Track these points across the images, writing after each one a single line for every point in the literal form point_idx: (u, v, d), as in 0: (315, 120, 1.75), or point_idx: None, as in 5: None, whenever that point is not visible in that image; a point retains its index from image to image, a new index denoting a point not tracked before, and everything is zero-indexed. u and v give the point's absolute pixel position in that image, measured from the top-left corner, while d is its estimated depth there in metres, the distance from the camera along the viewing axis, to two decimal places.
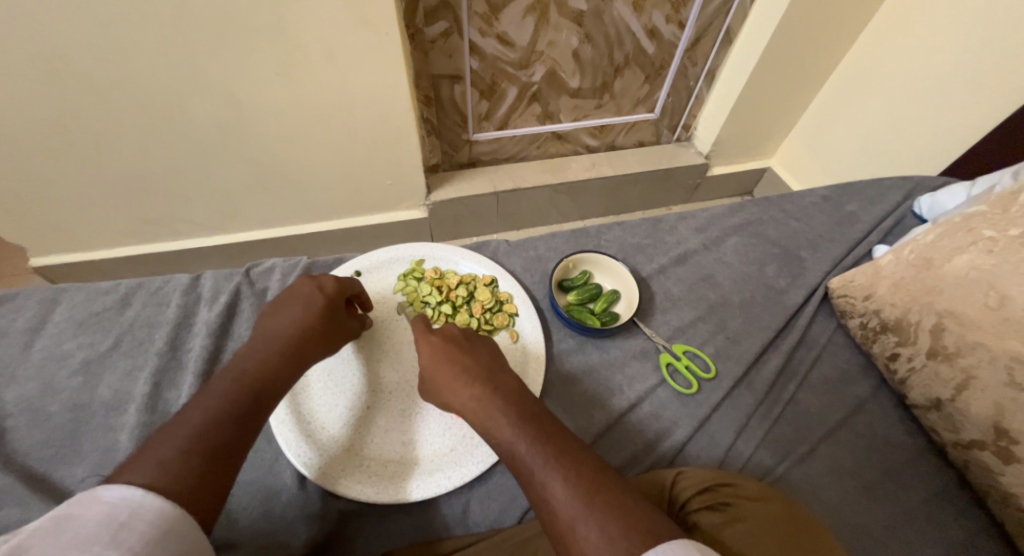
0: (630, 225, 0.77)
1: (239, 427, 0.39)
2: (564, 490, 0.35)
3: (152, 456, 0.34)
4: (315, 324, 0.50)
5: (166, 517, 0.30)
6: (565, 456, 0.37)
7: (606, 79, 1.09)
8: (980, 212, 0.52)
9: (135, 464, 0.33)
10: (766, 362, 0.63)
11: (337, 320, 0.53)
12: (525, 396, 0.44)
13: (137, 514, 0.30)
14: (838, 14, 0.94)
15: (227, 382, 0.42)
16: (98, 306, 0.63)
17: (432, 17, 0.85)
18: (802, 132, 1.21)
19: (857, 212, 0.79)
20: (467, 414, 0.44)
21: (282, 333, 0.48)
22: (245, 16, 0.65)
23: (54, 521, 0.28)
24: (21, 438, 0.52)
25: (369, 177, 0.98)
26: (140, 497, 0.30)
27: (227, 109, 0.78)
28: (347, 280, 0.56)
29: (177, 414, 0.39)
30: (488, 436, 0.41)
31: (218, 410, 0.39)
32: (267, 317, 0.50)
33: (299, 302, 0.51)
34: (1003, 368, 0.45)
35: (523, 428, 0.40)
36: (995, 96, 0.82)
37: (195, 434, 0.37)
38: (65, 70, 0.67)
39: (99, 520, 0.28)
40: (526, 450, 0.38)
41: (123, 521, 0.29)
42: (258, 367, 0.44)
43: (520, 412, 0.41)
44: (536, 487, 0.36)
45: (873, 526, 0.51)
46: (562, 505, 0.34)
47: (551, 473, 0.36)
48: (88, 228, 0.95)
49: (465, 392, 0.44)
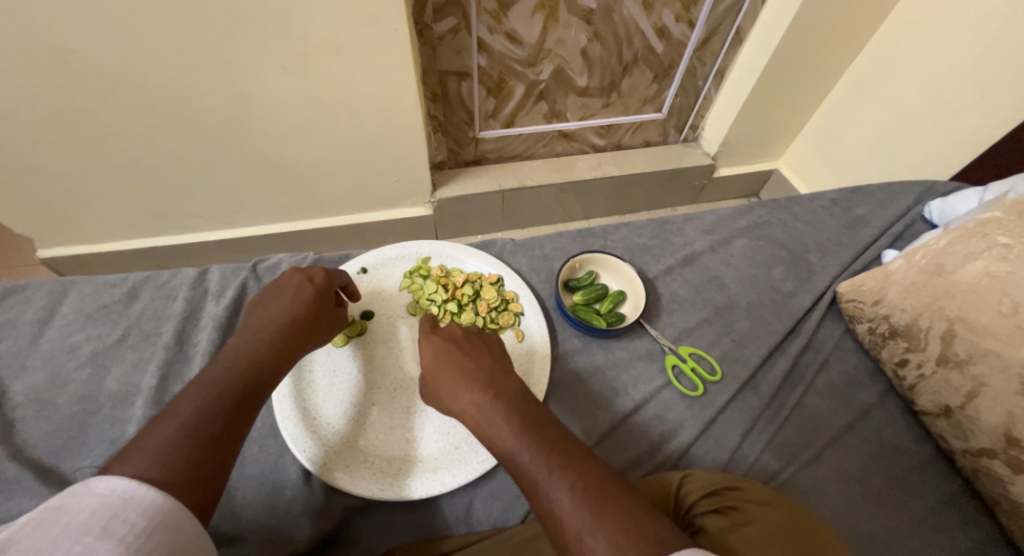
0: (637, 226, 0.77)
1: (233, 419, 0.39)
2: (570, 501, 0.34)
3: (146, 448, 0.34)
4: (305, 314, 0.50)
5: (159, 507, 0.31)
6: (570, 464, 0.37)
7: (613, 78, 1.08)
8: (994, 218, 0.52)
9: (129, 456, 0.33)
10: (773, 365, 0.62)
11: (327, 311, 0.53)
12: (525, 396, 0.43)
13: (128, 505, 0.30)
14: (851, 15, 0.92)
15: (219, 370, 0.43)
16: (106, 298, 0.63)
17: (440, 13, 0.84)
18: (811, 133, 1.20)
19: (866, 216, 0.78)
20: (467, 419, 0.43)
21: (273, 322, 0.48)
22: (253, 10, 0.65)
23: (47, 514, 0.28)
24: (28, 429, 0.52)
25: (375, 173, 0.97)
26: (132, 488, 0.31)
27: (233, 103, 0.77)
28: (335, 271, 0.57)
29: (170, 404, 0.38)
30: (489, 443, 0.41)
31: (213, 401, 0.39)
32: (258, 309, 0.50)
33: (288, 292, 0.51)
34: (1015, 377, 0.45)
35: (524, 433, 0.39)
36: (1008, 101, 0.81)
37: (188, 425, 0.37)
38: (73, 62, 0.67)
39: (89, 512, 0.29)
40: (529, 459, 0.38)
41: (113, 512, 0.29)
42: (251, 355, 0.45)
43: (522, 416, 0.41)
44: (541, 496, 0.36)
45: (878, 533, 0.51)
46: (569, 517, 0.34)
47: (556, 482, 0.36)
48: (94, 220, 0.95)
49: (465, 397, 0.43)
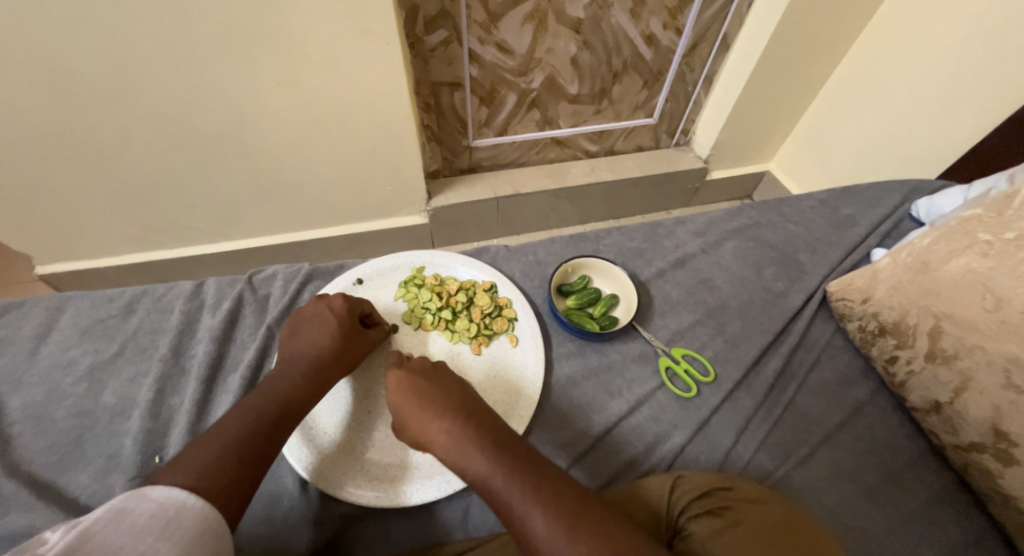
0: (630, 230, 0.78)
1: (264, 440, 0.42)
2: (545, 524, 0.35)
3: (191, 461, 0.37)
4: (330, 344, 0.52)
5: (204, 516, 0.33)
6: (543, 487, 0.38)
7: (604, 85, 1.10)
8: (976, 215, 0.52)
9: (175, 468, 0.37)
10: (766, 365, 0.63)
11: (353, 338, 0.55)
12: (496, 422, 0.45)
13: (181, 512, 0.32)
14: (834, 19, 0.94)
15: (258, 398, 0.46)
16: (103, 313, 0.64)
17: (432, 25, 0.86)
18: (801, 135, 1.22)
19: (854, 215, 0.79)
20: (438, 449, 0.43)
21: (304, 355, 0.51)
22: (248, 25, 0.66)
23: (111, 513, 0.30)
24: (26, 444, 0.52)
25: (370, 183, 0.98)
26: (185, 497, 0.33)
27: (230, 119, 0.79)
28: (356, 299, 0.59)
29: (214, 424, 0.42)
30: (461, 471, 0.41)
31: (252, 423, 0.43)
32: (292, 342, 0.54)
33: (315, 323, 0.55)
34: (1001, 371, 0.46)
35: (497, 460, 0.40)
36: (992, 99, 0.83)
37: (229, 442, 0.40)
38: (71, 81, 0.68)
39: (152, 515, 0.31)
40: (503, 485, 0.39)
41: (170, 517, 0.32)
42: (285, 386, 0.48)
43: (494, 444, 0.41)
44: (516, 520, 0.37)
45: (871, 528, 0.51)
46: (544, 540, 0.35)
47: (530, 505, 0.37)
48: (92, 236, 0.96)
49: (435, 427, 0.44)
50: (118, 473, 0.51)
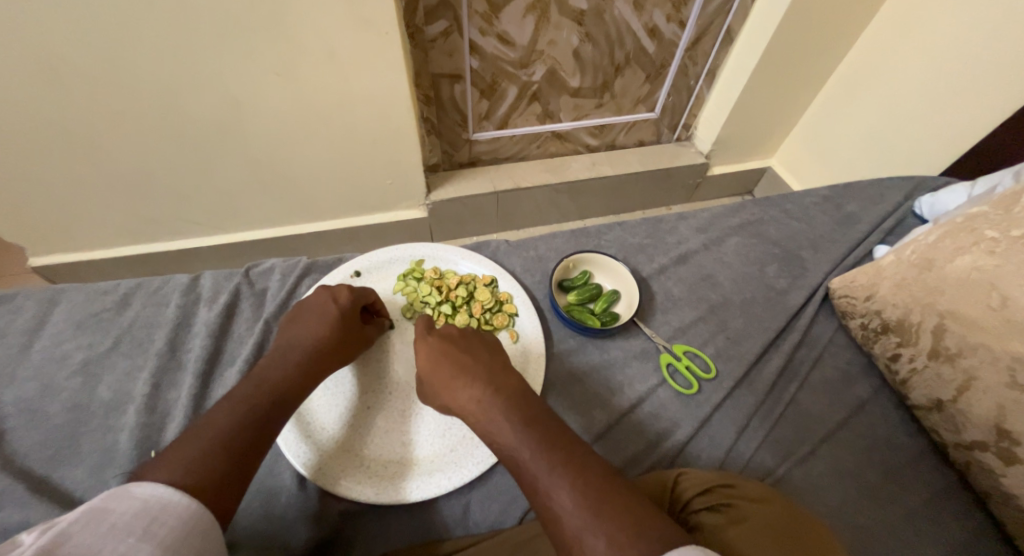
0: (631, 225, 0.77)
1: (257, 434, 0.41)
2: (570, 499, 0.34)
3: (179, 456, 0.36)
4: (329, 336, 0.52)
5: (191, 513, 0.32)
6: (571, 463, 0.37)
7: (606, 78, 1.09)
8: (982, 212, 0.52)
9: (161, 464, 0.36)
10: (767, 362, 0.62)
11: (351, 331, 0.54)
12: (528, 394, 0.44)
13: (166, 510, 0.32)
14: (839, 13, 0.93)
15: (250, 389, 0.45)
16: (98, 306, 0.63)
17: (432, 16, 0.85)
18: (802, 131, 1.21)
19: (856, 212, 0.79)
20: (468, 417, 0.43)
21: (301, 344, 0.50)
22: (244, 14, 0.65)
23: (92, 514, 0.30)
24: (20, 439, 0.52)
25: (369, 176, 0.97)
26: (170, 494, 0.33)
27: (227, 109, 0.77)
28: (360, 290, 0.58)
29: (203, 416, 0.41)
30: (489, 440, 0.41)
31: (243, 416, 0.42)
32: (288, 329, 0.53)
33: (315, 312, 0.54)
34: (1005, 370, 0.45)
35: (525, 432, 0.39)
36: (997, 96, 0.82)
37: (218, 438, 0.39)
38: (62, 70, 0.67)
39: (133, 515, 0.30)
40: (529, 458, 0.38)
41: (153, 515, 0.31)
42: (279, 376, 0.47)
43: (522, 415, 0.41)
44: (541, 494, 0.36)
45: (872, 526, 0.51)
46: (568, 515, 0.34)
47: (556, 480, 0.36)
48: (87, 228, 0.94)
49: (464, 394, 0.44)
50: (115, 468, 0.51)
